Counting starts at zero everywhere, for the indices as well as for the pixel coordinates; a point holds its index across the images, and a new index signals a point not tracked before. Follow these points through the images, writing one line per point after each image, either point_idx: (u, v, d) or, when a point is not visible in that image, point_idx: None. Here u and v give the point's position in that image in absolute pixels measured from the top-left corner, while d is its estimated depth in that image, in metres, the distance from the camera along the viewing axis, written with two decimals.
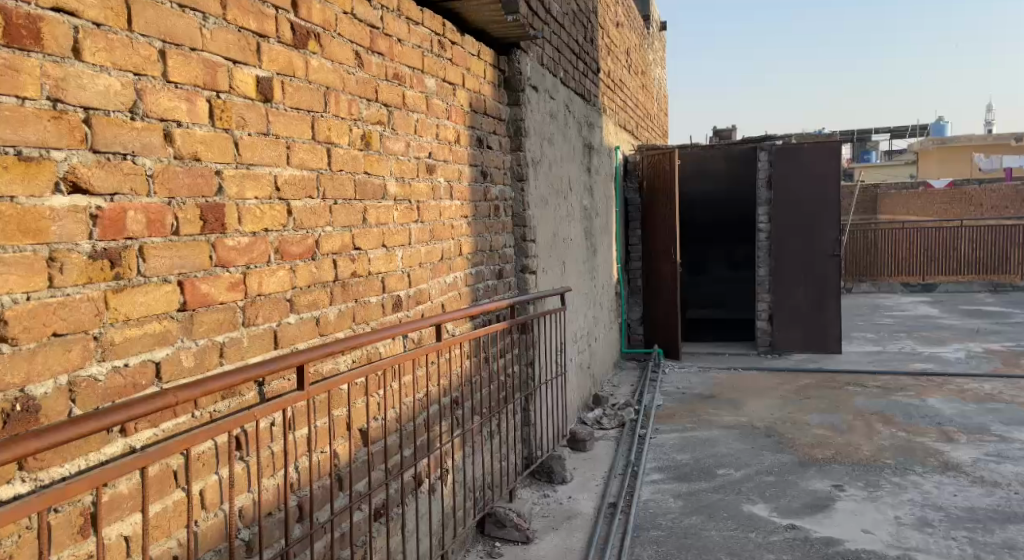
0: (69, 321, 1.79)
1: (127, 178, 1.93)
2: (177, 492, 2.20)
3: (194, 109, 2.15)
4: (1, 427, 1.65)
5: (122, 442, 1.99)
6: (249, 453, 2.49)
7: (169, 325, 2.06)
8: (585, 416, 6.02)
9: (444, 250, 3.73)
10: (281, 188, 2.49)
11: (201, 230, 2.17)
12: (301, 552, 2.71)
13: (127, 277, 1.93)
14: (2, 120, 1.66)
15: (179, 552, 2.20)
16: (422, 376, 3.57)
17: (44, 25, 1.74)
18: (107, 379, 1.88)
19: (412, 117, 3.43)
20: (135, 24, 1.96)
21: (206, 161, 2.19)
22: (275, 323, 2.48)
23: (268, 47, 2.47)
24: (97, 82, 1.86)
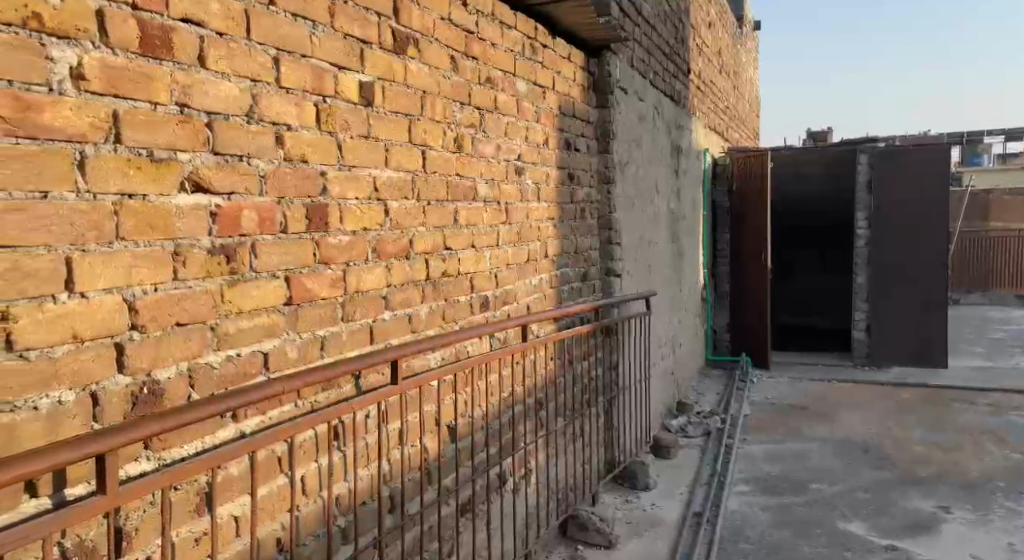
0: (190, 312, 1.89)
1: (242, 179, 2.05)
2: (281, 478, 2.32)
3: (303, 112, 2.26)
4: (131, 410, 1.74)
5: (234, 427, 2.11)
6: (346, 443, 2.60)
7: (276, 319, 2.17)
8: (669, 423, 5.95)
9: (531, 252, 3.77)
10: (379, 190, 2.59)
11: (307, 229, 2.27)
12: (392, 542, 2.80)
13: (240, 272, 2.04)
14: (136, 124, 1.75)
15: (283, 535, 2.32)
16: (508, 376, 3.62)
17: (175, 35, 1.84)
18: (220, 369, 1.99)
19: (503, 119, 3.49)
20: (253, 33, 2.08)
21: (312, 163, 2.30)
22: (371, 319, 2.57)
23: (371, 53, 2.57)
24: (218, 89, 1.97)
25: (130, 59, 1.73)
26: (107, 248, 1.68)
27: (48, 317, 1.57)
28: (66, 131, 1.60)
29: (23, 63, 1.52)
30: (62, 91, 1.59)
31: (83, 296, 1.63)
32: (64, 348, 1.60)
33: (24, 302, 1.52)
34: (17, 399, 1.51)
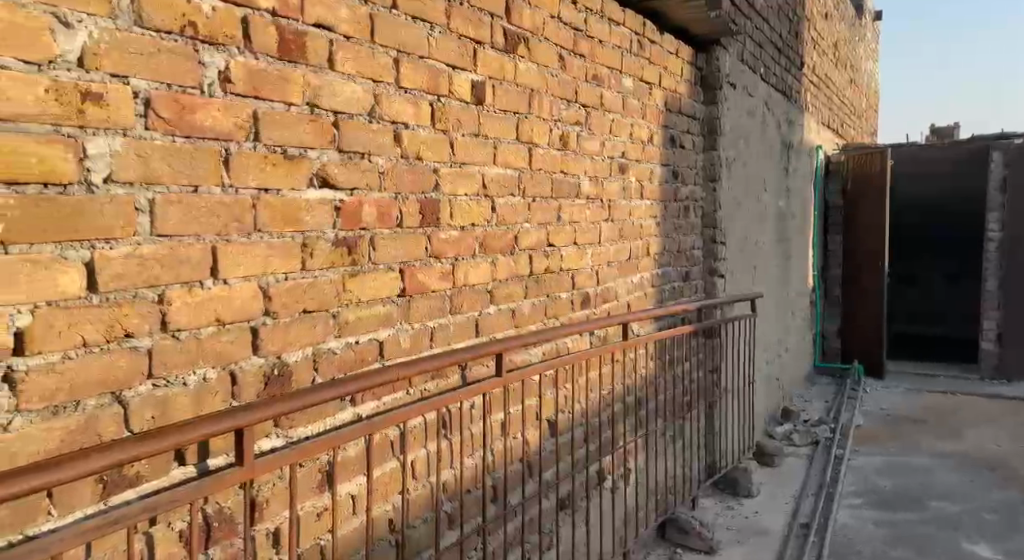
0: (316, 300, 2.01)
1: (364, 175, 2.15)
2: (393, 461, 2.43)
3: (419, 111, 2.36)
4: (264, 390, 1.87)
5: (352, 410, 2.23)
6: (452, 432, 2.68)
7: (391, 309, 2.27)
8: (773, 429, 5.80)
9: (633, 250, 3.77)
10: (487, 187, 2.66)
11: (420, 224, 2.37)
12: (494, 532, 2.86)
13: (359, 264, 2.15)
14: (273, 123, 1.87)
15: (394, 515, 2.41)
16: (609, 374, 3.62)
17: (308, 40, 1.96)
18: (341, 354, 2.10)
19: (608, 117, 3.50)
20: (376, 36, 2.18)
21: (426, 160, 2.39)
22: (477, 312, 2.65)
23: (483, 53, 2.64)
24: (344, 91, 2.08)
25: (269, 63, 1.86)
26: (246, 239, 1.81)
27: (197, 301, 1.70)
28: (214, 130, 1.73)
29: (181, 67, 1.65)
30: (211, 94, 1.72)
31: (225, 282, 1.76)
32: (208, 330, 1.73)
33: (177, 287, 1.65)
34: (170, 375, 1.65)
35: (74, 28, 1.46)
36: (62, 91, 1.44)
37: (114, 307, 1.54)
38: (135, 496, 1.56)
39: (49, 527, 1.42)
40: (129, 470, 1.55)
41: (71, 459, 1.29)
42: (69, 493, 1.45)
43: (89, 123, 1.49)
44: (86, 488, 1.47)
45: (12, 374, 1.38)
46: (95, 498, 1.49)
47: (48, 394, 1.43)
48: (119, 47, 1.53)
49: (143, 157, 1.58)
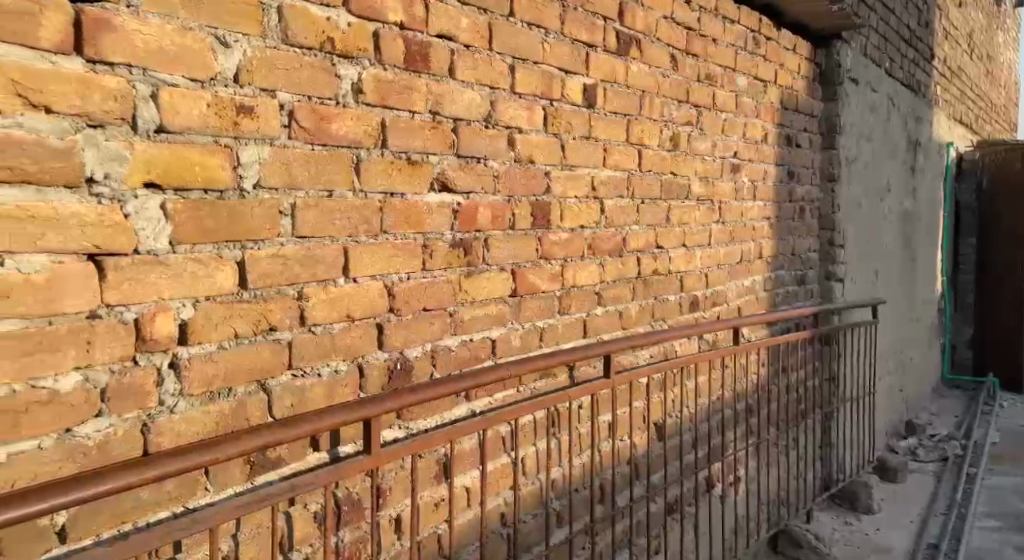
0: (435, 298, 2.10)
1: (480, 178, 2.23)
2: (505, 457, 2.49)
3: (532, 115, 2.41)
4: (387, 382, 1.98)
5: (466, 406, 2.31)
6: (561, 431, 2.71)
7: (503, 308, 2.34)
8: (896, 444, 5.53)
9: (745, 252, 3.70)
10: (597, 189, 2.69)
11: (531, 226, 2.42)
12: (603, 532, 2.88)
13: (474, 265, 2.22)
14: (400, 130, 1.98)
15: (506, 509, 2.48)
16: (719, 379, 3.57)
17: (432, 50, 2.06)
18: (457, 350, 2.18)
19: (721, 116, 3.45)
20: (494, 43, 2.26)
21: (538, 163, 2.44)
22: (585, 313, 2.68)
23: (595, 56, 2.67)
24: (464, 97, 2.16)
25: (396, 73, 1.96)
26: (373, 240, 1.91)
27: (330, 298, 1.81)
28: (347, 138, 1.84)
29: (320, 80, 1.77)
30: (345, 104, 1.84)
31: (355, 281, 1.87)
32: (340, 325, 1.84)
33: (313, 284, 1.77)
34: (306, 366, 1.77)
35: (231, 48, 1.60)
36: (221, 105, 1.58)
37: (260, 303, 1.67)
38: (277, 477, 1.69)
39: (207, 501, 1.56)
40: (272, 453, 1.68)
41: (227, 439, 1.42)
42: (223, 471, 1.58)
43: (242, 133, 1.62)
44: (236, 468, 1.61)
45: (177, 362, 1.52)
46: (243, 478, 1.62)
47: (207, 381, 1.57)
48: (267, 63, 1.66)
49: (286, 164, 1.70)
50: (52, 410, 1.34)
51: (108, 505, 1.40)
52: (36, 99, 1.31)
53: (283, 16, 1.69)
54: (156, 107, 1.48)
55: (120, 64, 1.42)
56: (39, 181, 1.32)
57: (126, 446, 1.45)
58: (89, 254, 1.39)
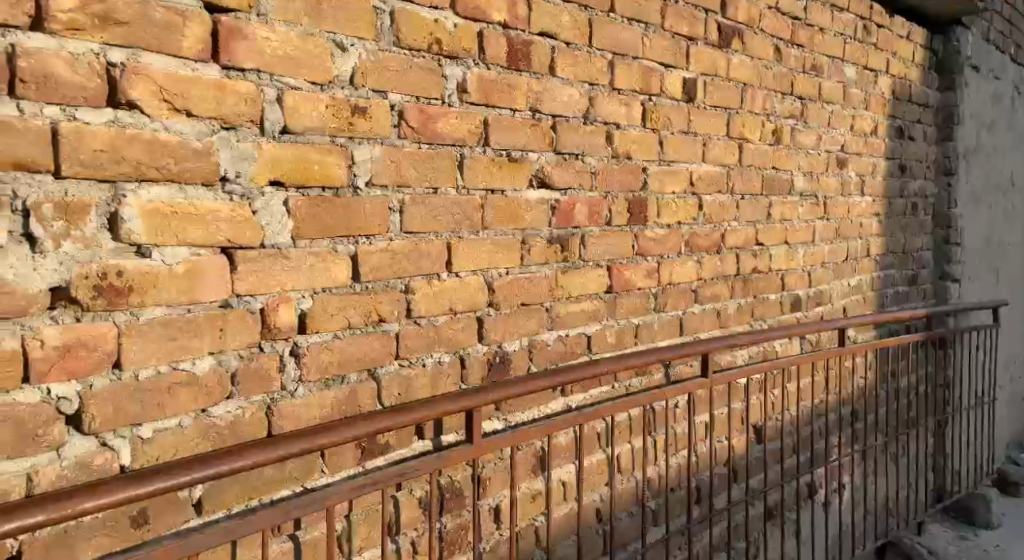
0: (532, 294, 2.13)
1: (577, 174, 2.25)
2: (601, 453, 2.49)
3: (630, 111, 2.41)
4: (486, 375, 2.02)
5: (562, 401, 2.33)
6: (658, 429, 2.69)
7: (598, 305, 2.35)
8: (1016, 455, 5.19)
9: (851, 250, 3.57)
10: (695, 184, 2.66)
11: (628, 222, 2.42)
12: (700, 534, 2.83)
13: (571, 261, 2.24)
14: (502, 128, 2.02)
15: (601, 505, 2.47)
16: (822, 381, 3.46)
17: (534, 48, 2.09)
18: (554, 345, 2.21)
19: (827, 109, 3.34)
20: (595, 40, 2.27)
21: (636, 158, 2.44)
22: (681, 311, 2.65)
23: (696, 49, 2.64)
24: (564, 94, 2.18)
25: (499, 72, 2.00)
26: (474, 236, 1.96)
27: (434, 291, 1.87)
28: (452, 137, 1.89)
29: (427, 81, 1.83)
30: (450, 103, 1.89)
31: (457, 276, 1.92)
32: (443, 318, 1.90)
33: (419, 279, 1.83)
34: (411, 357, 1.83)
35: (348, 52, 1.67)
36: (338, 107, 1.66)
37: (371, 296, 1.74)
38: (385, 462, 1.76)
39: (323, 482, 1.64)
40: (382, 439, 1.75)
41: (341, 423, 1.50)
42: (336, 454, 1.66)
43: (356, 133, 1.69)
44: (349, 452, 1.68)
45: (297, 350, 1.61)
46: (355, 461, 1.70)
47: (324, 368, 1.66)
48: (380, 66, 1.73)
49: (396, 162, 1.77)
50: (191, 391, 1.45)
51: (235, 481, 1.49)
52: (179, 104, 1.42)
53: (395, 20, 1.76)
54: (281, 110, 1.57)
55: (251, 70, 1.52)
56: (182, 180, 1.43)
57: (252, 427, 1.54)
58: (223, 247, 1.49)
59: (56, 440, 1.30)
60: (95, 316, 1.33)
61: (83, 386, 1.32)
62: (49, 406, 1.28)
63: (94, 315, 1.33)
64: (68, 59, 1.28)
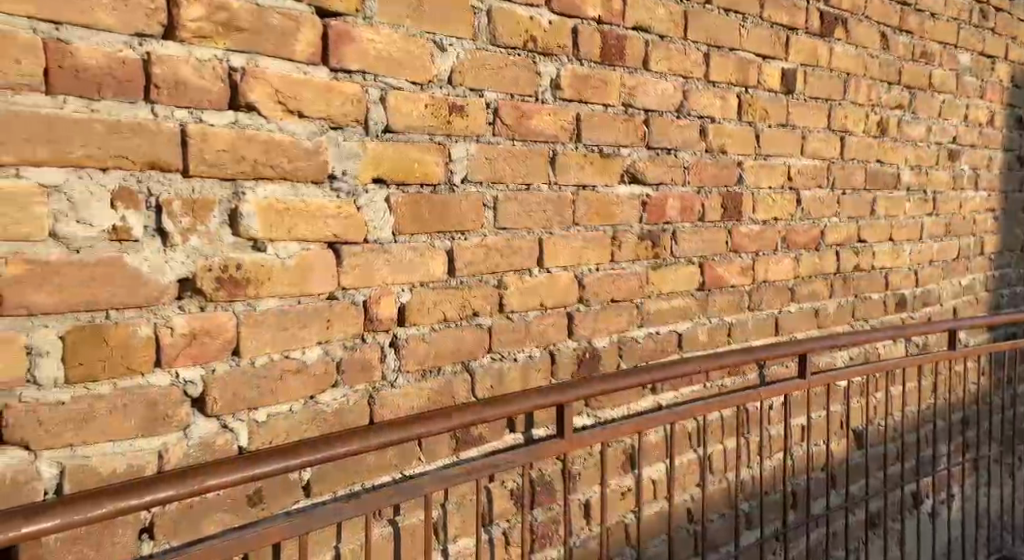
0: (623, 290, 2.12)
1: (670, 169, 2.22)
2: (693, 453, 2.45)
3: (726, 104, 2.36)
4: (577, 370, 2.03)
5: (652, 398, 2.31)
6: (752, 430, 2.63)
7: (690, 302, 2.31)
8: None
9: (962, 248, 3.39)
10: (793, 178, 2.59)
11: (722, 218, 2.38)
12: (796, 540, 2.75)
13: (662, 257, 2.22)
14: (594, 124, 2.02)
15: (693, 506, 2.44)
16: (929, 386, 3.30)
17: (628, 42, 2.08)
18: (644, 342, 2.20)
19: (938, 98, 3.18)
20: (690, 32, 2.24)
21: (731, 153, 2.39)
22: (777, 310, 2.58)
23: (796, 39, 2.56)
24: (658, 88, 2.17)
25: (593, 68, 2.00)
26: (566, 232, 1.97)
27: (526, 286, 1.89)
28: (545, 133, 1.91)
29: (522, 78, 1.85)
30: (543, 100, 1.90)
31: (548, 271, 1.94)
32: (534, 313, 1.92)
33: (511, 274, 1.86)
34: (504, 351, 1.86)
35: (447, 51, 1.71)
36: (436, 105, 1.70)
37: (465, 290, 1.77)
38: (478, 453, 1.80)
39: (420, 470, 1.69)
40: (475, 431, 1.79)
41: (438, 414, 1.54)
42: (432, 444, 1.71)
43: (453, 131, 1.73)
44: (444, 442, 1.73)
45: (397, 341, 1.66)
46: (450, 451, 1.74)
47: (421, 360, 1.70)
48: (477, 65, 1.77)
49: (490, 160, 1.80)
50: (300, 379, 1.52)
51: (339, 466, 1.56)
52: (292, 106, 1.49)
53: (492, 18, 1.79)
54: (384, 110, 1.62)
55: (357, 72, 1.58)
56: (294, 178, 1.50)
57: (355, 415, 1.61)
58: (330, 242, 1.55)
59: (182, 421, 1.38)
60: (217, 306, 1.41)
61: (206, 370, 1.41)
62: (177, 389, 1.37)
63: (216, 305, 1.41)
64: (195, 64, 1.36)
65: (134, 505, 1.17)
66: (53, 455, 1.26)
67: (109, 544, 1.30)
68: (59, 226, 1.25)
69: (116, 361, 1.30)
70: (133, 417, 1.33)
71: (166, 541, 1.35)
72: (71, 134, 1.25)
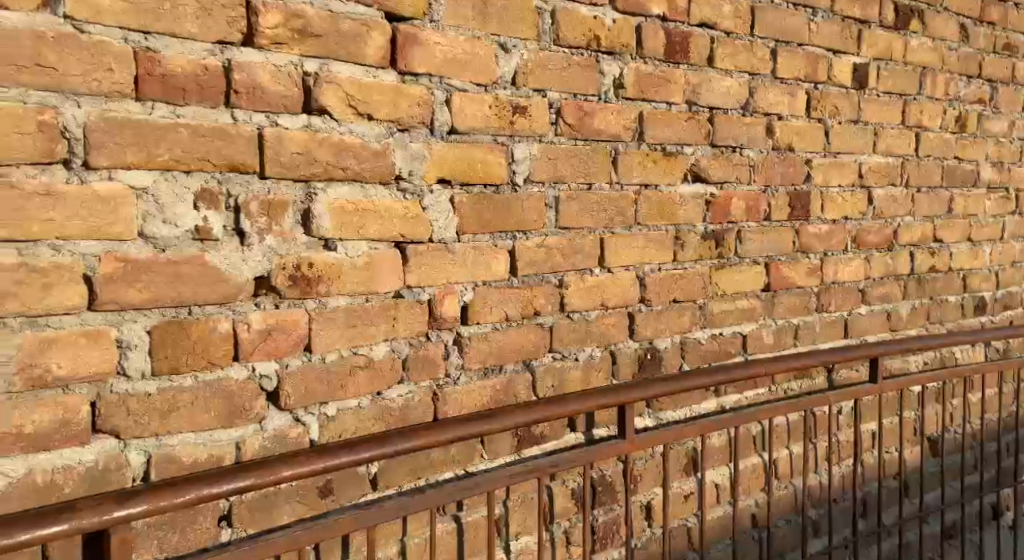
0: (686, 290, 2.11)
1: (735, 168, 2.19)
2: (758, 458, 2.41)
3: (794, 101, 2.32)
4: (638, 371, 2.02)
5: (716, 401, 2.28)
6: (820, 436, 2.57)
7: (755, 303, 2.28)
8: None
9: None
10: (865, 176, 2.52)
11: (789, 217, 2.33)
12: (866, 550, 2.68)
13: (726, 258, 2.19)
14: (657, 122, 2.00)
15: (757, 511, 2.40)
16: (1010, 393, 3.16)
17: (692, 40, 2.06)
18: (707, 344, 2.17)
19: (1022, 92, 3.05)
20: (757, 28, 2.20)
21: (799, 150, 2.34)
22: (846, 311, 2.52)
23: (869, 33, 2.49)
24: (722, 85, 2.14)
25: (657, 66, 1.99)
26: (627, 231, 1.96)
27: (587, 286, 1.90)
28: (607, 133, 1.90)
29: (585, 78, 1.86)
30: (606, 99, 1.90)
31: (609, 271, 1.94)
32: (595, 312, 1.92)
33: (572, 274, 1.87)
34: (565, 350, 1.87)
35: (511, 52, 1.73)
36: (500, 106, 1.71)
37: (527, 289, 1.79)
38: (539, 452, 1.81)
39: (482, 467, 1.71)
40: (537, 429, 1.80)
41: (499, 412, 1.55)
42: (494, 441, 1.72)
43: (516, 132, 1.75)
44: (506, 440, 1.74)
45: (460, 339, 1.69)
46: (511, 449, 1.76)
47: (483, 358, 1.72)
48: (540, 65, 1.78)
49: (552, 160, 1.81)
50: (368, 375, 1.56)
51: (405, 461, 1.59)
52: (361, 109, 1.52)
53: (556, 19, 1.80)
54: (450, 111, 1.64)
55: (424, 75, 1.60)
56: (363, 179, 1.53)
57: (420, 412, 1.64)
58: (397, 242, 1.59)
59: (258, 414, 1.44)
60: (290, 303, 1.46)
61: (280, 365, 1.45)
62: (253, 383, 1.42)
63: (289, 302, 1.46)
64: (271, 70, 1.41)
65: (214, 493, 1.23)
66: (140, 444, 1.32)
67: (191, 531, 1.35)
68: (147, 226, 1.31)
69: (197, 355, 1.36)
70: (213, 409, 1.38)
71: (242, 530, 1.41)
72: (158, 138, 1.31)
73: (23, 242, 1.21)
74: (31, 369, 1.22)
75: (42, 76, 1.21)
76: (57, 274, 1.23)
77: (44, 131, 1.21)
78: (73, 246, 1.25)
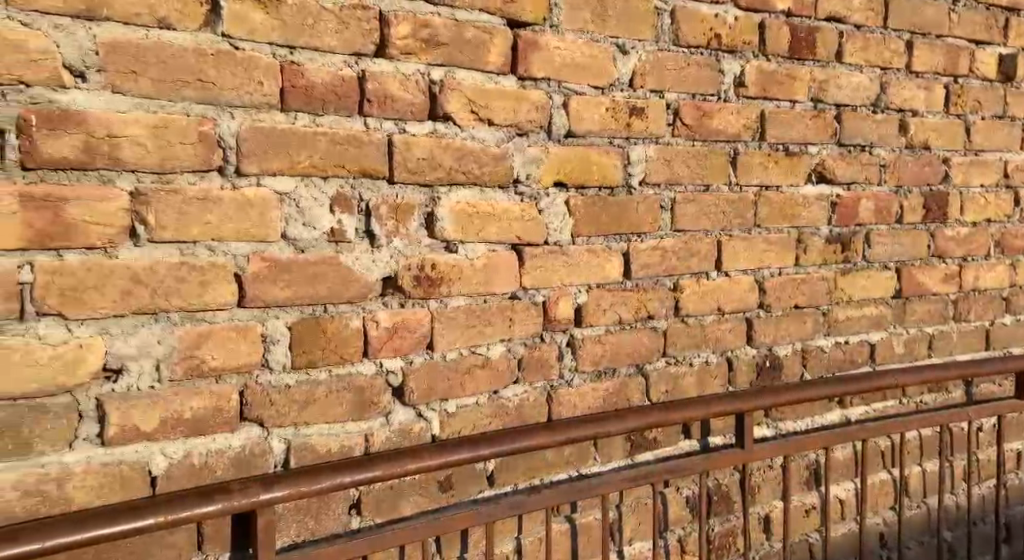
0: (809, 295, 2.03)
1: (864, 168, 2.10)
2: (886, 474, 2.28)
3: (930, 96, 2.19)
4: (757, 377, 1.97)
5: (840, 412, 2.18)
6: (957, 454, 2.41)
7: (884, 310, 2.17)
8: None
9: None
10: (1009, 175, 2.35)
11: (923, 219, 2.21)
12: None
13: (852, 262, 2.10)
14: (779, 122, 1.94)
15: (886, 530, 2.27)
16: None
17: (819, 35, 1.99)
18: (831, 352, 2.08)
19: None
20: (890, 20, 2.10)
21: (935, 148, 2.21)
22: (987, 320, 2.36)
23: (1018, 21, 2.32)
24: (851, 81, 2.05)
25: (781, 64, 1.94)
26: (746, 234, 1.92)
27: (703, 289, 1.86)
28: (726, 133, 1.86)
29: (704, 78, 1.83)
30: (726, 98, 1.86)
31: (726, 274, 1.90)
32: (712, 317, 1.89)
33: (688, 277, 1.84)
34: (680, 354, 1.85)
35: (628, 54, 1.72)
36: (617, 109, 1.71)
37: (641, 291, 1.78)
38: (654, 457, 1.79)
39: (596, 470, 1.71)
40: (651, 434, 1.78)
41: (612, 416, 1.55)
42: (608, 444, 1.72)
43: (633, 134, 1.74)
44: (619, 443, 1.74)
45: (574, 341, 1.70)
46: (625, 453, 1.75)
47: (597, 359, 1.73)
48: (659, 66, 1.76)
49: (668, 161, 1.79)
50: (486, 373, 1.59)
51: (521, 460, 1.62)
52: (484, 114, 1.56)
53: (675, 19, 1.78)
54: (567, 115, 1.66)
55: (543, 79, 1.62)
56: (483, 183, 1.57)
57: (535, 411, 1.66)
58: (513, 243, 1.61)
59: (385, 408, 1.50)
60: (414, 303, 1.51)
61: (404, 362, 1.51)
62: (380, 378, 1.49)
63: (412, 301, 1.51)
64: (401, 79, 1.47)
65: (346, 482, 1.30)
66: (281, 432, 1.41)
67: (325, 517, 1.43)
68: (289, 228, 1.39)
69: (331, 351, 1.44)
70: (345, 402, 1.45)
71: (370, 519, 1.47)
72: (300, 145, 1.38)
73: (184, 243, 1.31)
74: (190, 360, 1.32)
75: (202, 89, 1.31)
76: (213, 272, 1.33)
77: (203, 140, 1.31)
78: (225, 247, 1.34)
